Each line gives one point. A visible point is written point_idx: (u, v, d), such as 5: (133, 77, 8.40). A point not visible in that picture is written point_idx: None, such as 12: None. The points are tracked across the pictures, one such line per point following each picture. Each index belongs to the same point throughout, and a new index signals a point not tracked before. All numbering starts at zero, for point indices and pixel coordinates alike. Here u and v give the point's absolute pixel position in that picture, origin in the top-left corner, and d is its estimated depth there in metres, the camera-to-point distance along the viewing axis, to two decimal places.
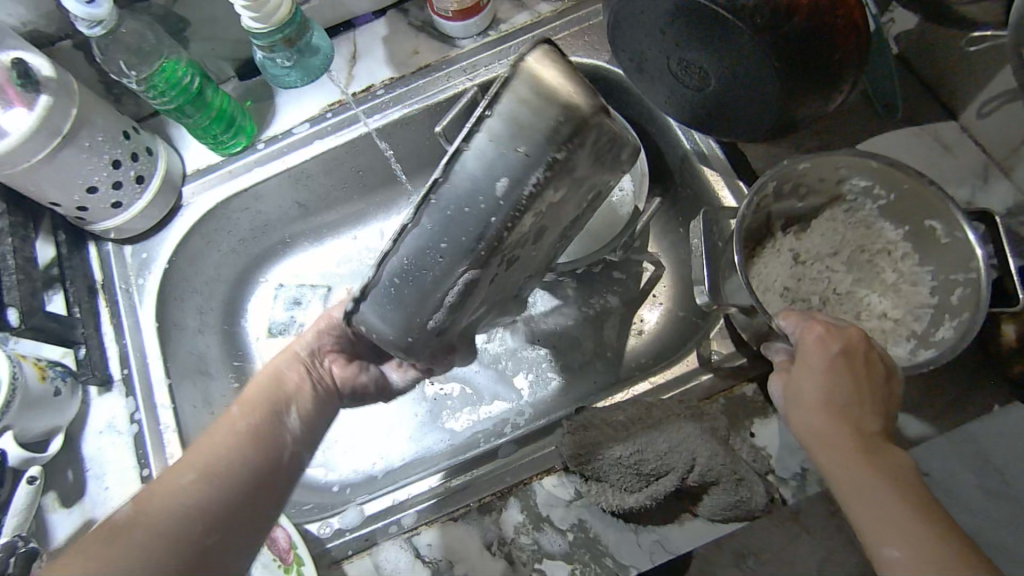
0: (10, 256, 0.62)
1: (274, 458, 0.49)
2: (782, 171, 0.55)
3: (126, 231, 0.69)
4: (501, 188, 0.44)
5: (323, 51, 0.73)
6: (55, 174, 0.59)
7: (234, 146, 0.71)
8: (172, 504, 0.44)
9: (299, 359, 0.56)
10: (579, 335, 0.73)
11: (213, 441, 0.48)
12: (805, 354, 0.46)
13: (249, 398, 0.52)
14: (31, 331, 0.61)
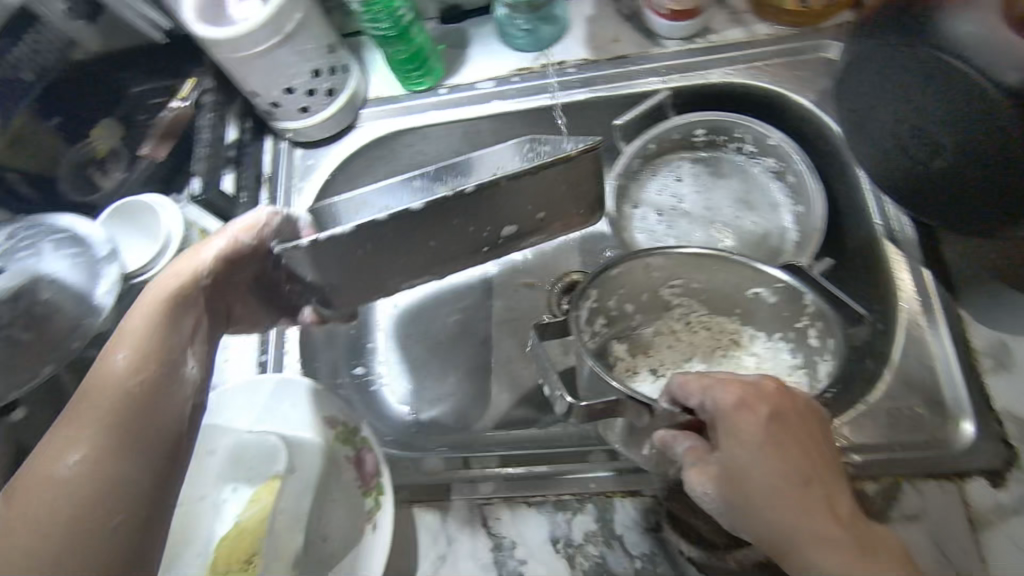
0: (207, 132, 0.67)
1: (174, 411, 0.45)
2: (602, 285, 0.58)
3: (304, 135, 0.72)
4: (501, 228, 0.60)
5: (561, 20, 0.73)
6: (266, 67, 0.63)
7: (420, 85, 0.73)
8: (53, 487, 0.39)
9: (193, 293, 0.49)
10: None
11: (93, 404, 0.42)
12: (744, 431, 0.39)
13: (135, 346, 0.45)
14: (207, 202, 0.64)
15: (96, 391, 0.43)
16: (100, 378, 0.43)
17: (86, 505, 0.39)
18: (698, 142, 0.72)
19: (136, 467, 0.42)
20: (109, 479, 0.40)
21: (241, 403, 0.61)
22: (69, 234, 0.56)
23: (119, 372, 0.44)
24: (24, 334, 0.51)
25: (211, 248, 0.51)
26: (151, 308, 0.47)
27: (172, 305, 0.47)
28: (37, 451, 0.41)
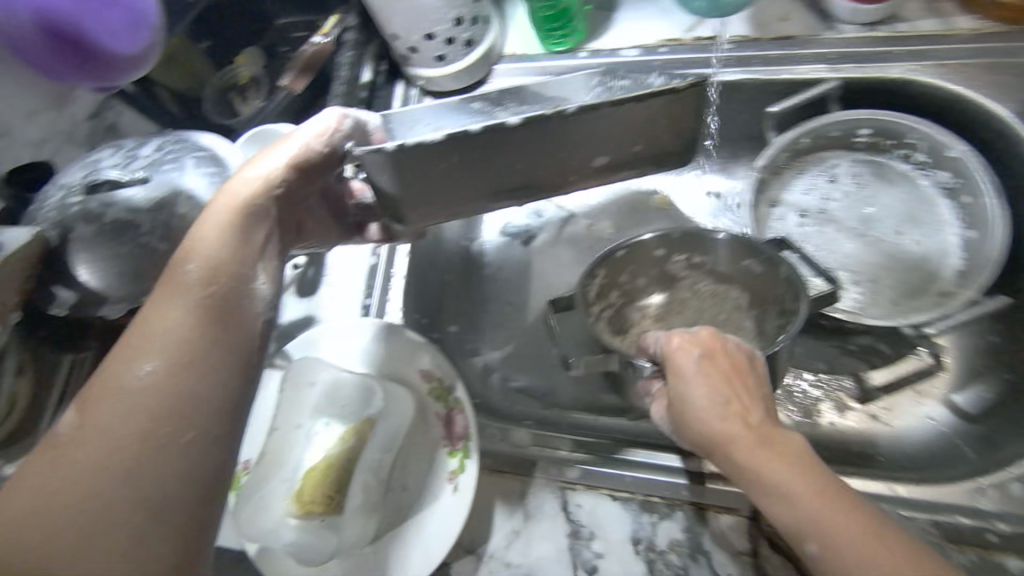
0: (344, 69, 0.67)
1: (247, 326, 0.41)
2: (611, 265, 0.63)
3: (435, 84, 0.70)
4: (597, 159, 0.57)
5: None
6: (411, 10, 0.62)
7: (559, 46, 0.69)
8: (123, 396, 0.35)
9: (262, 202, 0.47)
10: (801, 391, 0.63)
11: (162, 312, 0.39)
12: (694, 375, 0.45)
13: (212, 256, 0.42)
14: None
15: (164, 301, 0.39)
16: (171, 287, 0.40)
17: (164, 417, 0.35)
18: (860, 143, 0.65)
19: (214, 378, 0.38)
20: (186, 390, 0.36)
21: (343, 343, 0.62)
22: (208, 154, 0.57)
23: (189, 281, 0.41)
24: (160, 245, 0.52)
25: (282, 153, 0.49)
26: (223, 215, 0.45)
27: (241, 209, 0.45)
28: (103, 365, 0.37)
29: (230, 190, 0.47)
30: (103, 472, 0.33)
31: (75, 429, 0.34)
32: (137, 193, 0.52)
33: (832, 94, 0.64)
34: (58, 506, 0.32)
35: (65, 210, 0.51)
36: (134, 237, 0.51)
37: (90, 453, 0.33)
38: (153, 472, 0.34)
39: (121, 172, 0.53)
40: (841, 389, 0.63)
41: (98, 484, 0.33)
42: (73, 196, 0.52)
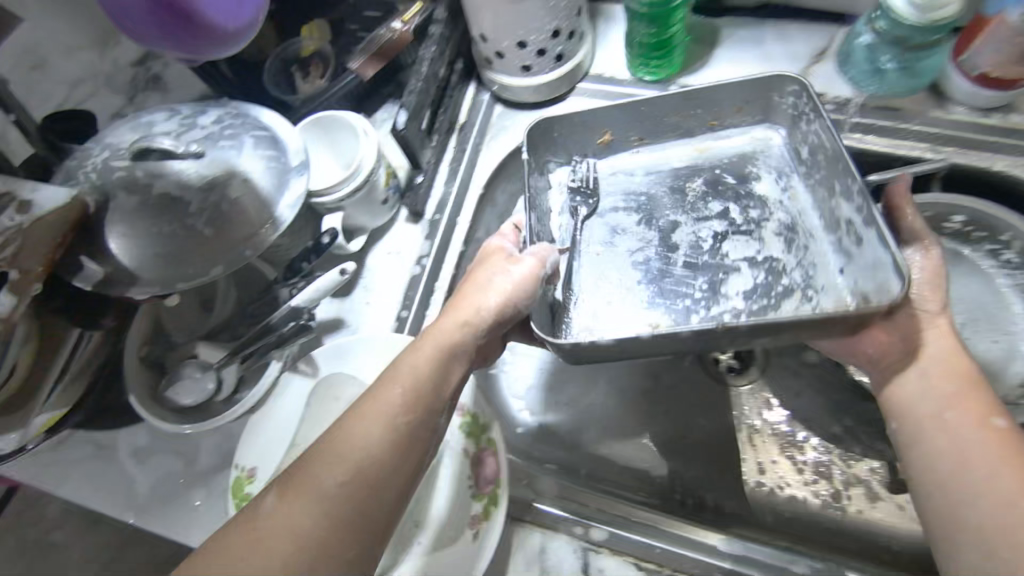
0: (426, 64, 0.61)
1: (424, 460, 0.40)
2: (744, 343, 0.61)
3: (510, 93, 0.66)
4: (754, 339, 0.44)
5: (924, 75, 0.59)
6: (511, 16, 0.56)
7: (650, 75, 0.65)
8: (312, 502, 0.36)
9: (468, 344, 0.44)
10: (840, 476, 0.59)
11: (363, 424, 0.39)
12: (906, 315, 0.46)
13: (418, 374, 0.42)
14: (403, 137, 0.59)
15: (366, 415, 0.39)
16: (377, 404, 0.40)
17: (335, 531, 0.36)
18: (949, 228, 0.62)
19: (387, 505, 0.38)
20: (358, 513, 0.37)
21: (372, 359, 0.55)
22: (268, 133, 0.52)
23: (391, 401, 0.40)
24: (204, 228, 0.47)
25: (495, 291, 0.45)
26: (432, 347, 0.43)
27: (453, 345, 0.44)
28: (303, 460, 0.38)
29: (442, 320, 0.45)
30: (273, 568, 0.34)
31: (268, 519, 0.35)
32: (188, 167, 0.48)
33: (935, 176, 0.60)
34: None
35: (108, 175, 0.47)
36: (178, 217, 0.46)
37: (268, 548, 0.34)
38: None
39: (174, 141, 0.49)
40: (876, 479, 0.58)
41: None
42: (119, 161, 0.48)
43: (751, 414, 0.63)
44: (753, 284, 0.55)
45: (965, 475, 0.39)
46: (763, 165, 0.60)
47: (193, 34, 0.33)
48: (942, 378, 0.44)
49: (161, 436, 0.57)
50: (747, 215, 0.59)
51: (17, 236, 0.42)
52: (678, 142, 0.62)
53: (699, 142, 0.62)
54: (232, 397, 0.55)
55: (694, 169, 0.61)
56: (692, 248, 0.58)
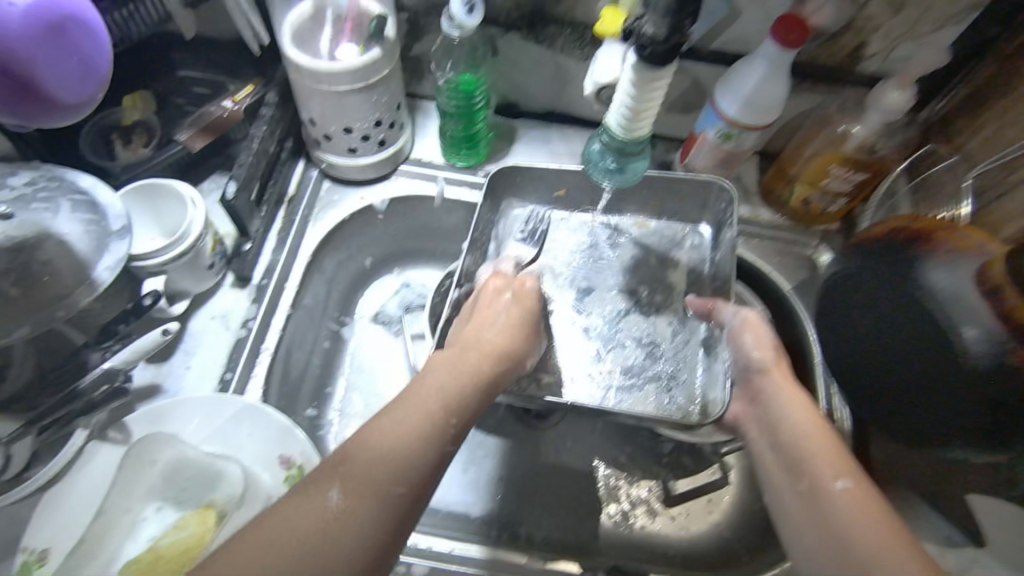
0: (257, 141, 0.66)
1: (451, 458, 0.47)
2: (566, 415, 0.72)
3: (338, 171, 0.73)
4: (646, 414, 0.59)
5: (624, 176, 0.64)
6: (337, 105, 0.64)
7: (461, 162, 0.76)
8: (385, 484, 0.42)
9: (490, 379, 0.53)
10: (631, 498, 0.70)
11: (411, 437, 0.45)
12: (770, 379, 0.56)
13: (459, 396, 0.50)
14: (231, 207, 0.62)
15: (413, 425, 0.46)
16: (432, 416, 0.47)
17: (395, 513, 0.42)
18: None
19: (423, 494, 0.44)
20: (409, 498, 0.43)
21: (191, 419, 0.55)
22: (86, 198, 0.52)
23: (442, 421, 0.47)
24: (12, 289, 0.47)
25: (495, 334, 0.57)
26: (465, 380, 0.51)
27: (483, 375, 0.53)
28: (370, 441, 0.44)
29: (479, 350, 0.55)
30: (321, 543, 0.39)
31: (347, 499, 0.41)
32: None
33: None
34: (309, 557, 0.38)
35: None
36: None
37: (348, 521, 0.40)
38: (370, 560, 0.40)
39: None
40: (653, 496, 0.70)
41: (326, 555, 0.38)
42: None
43: (552, 451, 0.72)
44: (632, 362, 0.68)
45: (828, 534, 0.45)
46: (679, 253, 0.74)
47: (34, 102, 0.36)
48: (800, 443, 0.50)
49: None
50: (651, 298, 0.72)
51: None
52: (625, 219, 0.76)
53: (644, 219, 0.76)
54: (22, 474, 0.51)
55: (632, 243, 0.75)
56: (606, 310, 0.71)
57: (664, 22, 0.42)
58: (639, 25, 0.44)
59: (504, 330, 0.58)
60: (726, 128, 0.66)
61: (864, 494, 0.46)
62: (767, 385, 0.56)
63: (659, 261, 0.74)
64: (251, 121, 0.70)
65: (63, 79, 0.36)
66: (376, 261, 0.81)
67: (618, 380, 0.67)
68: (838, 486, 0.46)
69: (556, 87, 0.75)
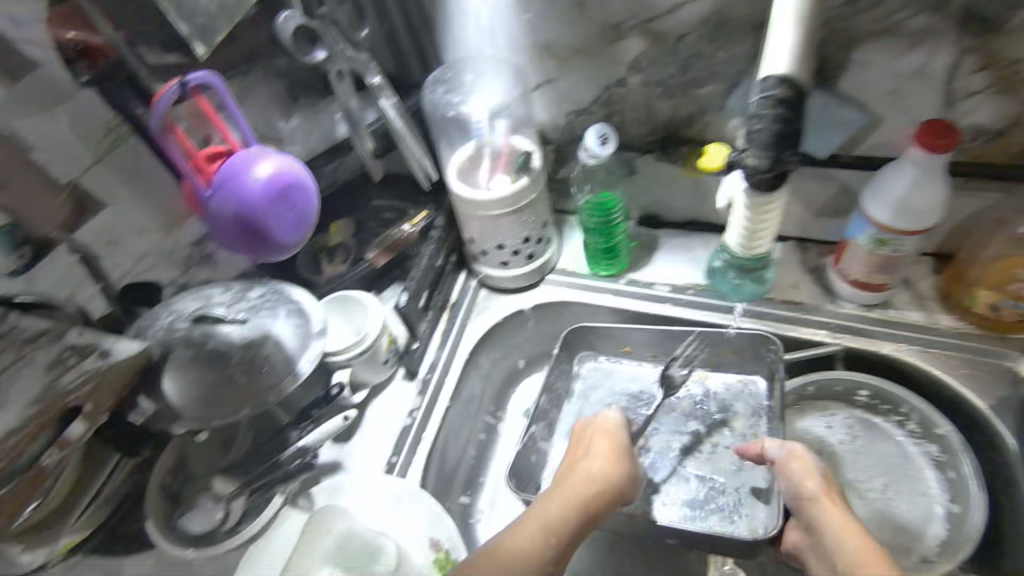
0: (427, 258, 0.78)
1: (567, 540, 0.52)
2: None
3: (493, 280, 0.83)
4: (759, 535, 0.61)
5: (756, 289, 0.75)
6: (492, 227, 0.74)
7: (604, 271, 0.81)
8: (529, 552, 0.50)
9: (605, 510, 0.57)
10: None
11: (523, 556, 0.49)
12: (814, 506, 0.57)
13: (575, 497, 0.56)
14: (404, 313, 0.74)
15: (527, 540, 0.51)
16: (555, 515, 0.53)
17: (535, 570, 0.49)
18: (859, 402, 0.73)
19: (556, 557, 0.51)
20: (547, 559, 0.50)
21: (360, 497, 0.64)
22: (296, 305, 0.67)
23: (540, 539, 0.51)
24: (240, 378, 0.59)
25: (594, 461, 0.60)
26: (569, 501, 0.55)
27: (580, 505, 0.55)
28: (516, 528, 0.52)
29: (587, 467, 0.59)
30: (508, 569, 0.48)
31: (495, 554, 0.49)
32: (234, 331, 0.62)
33: (835, 356, 0.73)
34: None
35: (170, 334, 0.61)
36: (222, 368, 0.59)
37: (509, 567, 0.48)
38: None
39: (226, 311, 0.63)
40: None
41: None
42: (181, 322, 0.62)
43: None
44: (694, 496, 0.68)
45: None
46: (741, 401, 0.74)
47: (261, 245, 0.49)
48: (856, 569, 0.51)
49: (164, 563, 0.63)
50: (712, 442, 0.72)
51: (95, 379, 0.54)
52: (682, 372, 0.78)
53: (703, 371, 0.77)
54: (235, 527, 0.63)
55: (690, 392, 0.76)
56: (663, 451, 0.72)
57: (764, 149, 0.48)
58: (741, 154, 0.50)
59: (603, 459, 0.60)
60: (878, 233, 0.63)
61: None
62: (814, 510, 0.57)
63: (719, 412, 0.74)
64: (424, 241, 0.83)
65: (281, 226, 0.49)
66: (527, 361, 0.88)
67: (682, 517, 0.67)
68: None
69: (694, 199, 0.79)
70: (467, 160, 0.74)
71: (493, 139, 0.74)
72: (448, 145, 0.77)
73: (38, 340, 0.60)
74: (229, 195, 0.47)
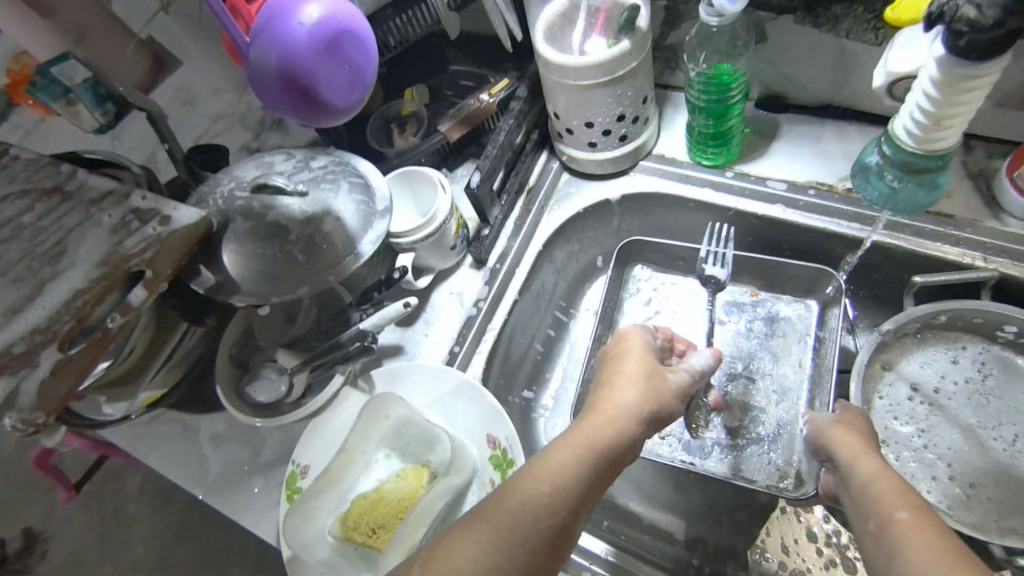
0: (504, 133, 0.69)
1: (583, 488, 0.44)
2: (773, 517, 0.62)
3: (578, 163, 0.73)
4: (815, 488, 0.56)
5: (917, 201, 0.59)
6: (580, 100, 0.63)
7: (708, 160, 0.69)
8: (527, 506, 0.43)
9: (625, 446, 0.47)
10: (829, 541, 0.60)
11: (520, 511, 0.42)
12: (836, 439, 0.52)
13: (581, 433, 0.47)
14: (475, 195, 0.67)
15: (524, 496, 0.43)
16: (557, 457, 0.45)
17: (537, 522, 0.42)
18: (1001, 339, 0.60)
19: (567, 506, 0.43)
20: (549, 506, 0.43)
21: (417, 385, 0.62)
22: (361, 180, 0.61)
23: (530, 490, 0.43)
24: (299, 255, 0.56)
25: (631, 393, 0.51)
26: (580, 440, 0.47)
27: (594, 446, 0.46)
28: (515, 478, 0.45)
29: (610, 402, 0.50)
30: (503, 533, 0.41)
31: (486, 511, 0.43)
32: (294, 204, 0.58)
33: (985, 284, 0.59)
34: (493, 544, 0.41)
35: (230, 203, 0.58)
36: (280, 243, 0.56)
37: (507, 522, 0.42)
38: (537, 544, 0.42)
39: (286, 181, 0.59)
40: (842, 553, 0.59)
41: (507, 543, 0.41)
42: (241, 191, 0.59)
43: (768, 526, 0.62)
44: (740, 423, 0.65)
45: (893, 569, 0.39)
46: (794, 325, 0.69)
47: (310, 109, 0.43)
48: (864, 491, 0.45)
49: (236, 426, 0.65)
50: (758, 366, 0.68)
51: (156, 244, 0.51)
52: (735, 290, 0.73)
53: (755, 290, 0.72)
54: (299, 401, 0.62)
55: (741, 310, 0.71)
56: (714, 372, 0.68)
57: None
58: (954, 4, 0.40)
59: (640, 392, 0.51)
60: None
61: (919, 526, 0.39)
62: (834, 443, 0.51)
63: (765, 333, 0.69)
64: (503, 114, 0.73)
65: (333, 87, 0.43)
66: (606, 260, 0.80)
67: (731, 450, 0.63)
68: (898, 517, 0.41)
69: (836, 77, 0.64)
70: (560, 17, 0.62)
71: None
72: None
73: (105, 200, 0.55)
74: (272, 44, 0.40)
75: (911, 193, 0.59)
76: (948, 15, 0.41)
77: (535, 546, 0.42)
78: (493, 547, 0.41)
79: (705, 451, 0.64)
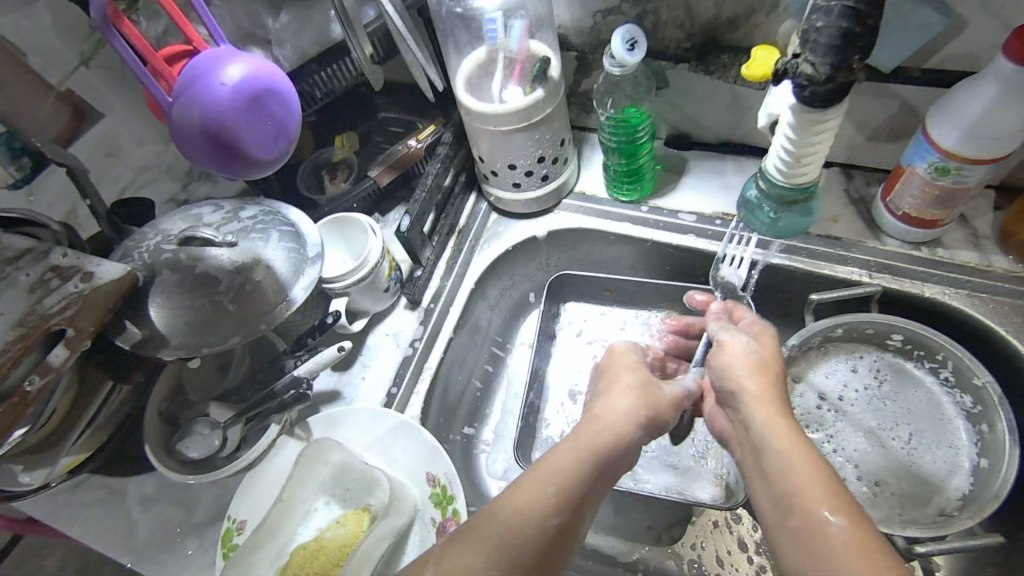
0: (431, 178, 0.72)
1: (587, 487, 0.47)
2: (707, 531, 0.65)
3: (504, 204, 0.77)
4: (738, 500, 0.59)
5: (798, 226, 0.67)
6: (502, 143, 0.67)
7: (624, 195, 0.74)
8: (535, 505, 0.44)
9: (624, 447, 0.50)
10: (758, 548, 0.63)
11: (527, 510, 0.44)
12: (759, 405, 0.48)
13: (585, 437, 0.50)
14: (405, 238, 0.69)
15: (532, 496, 0.45)
16: (563, 458, 0.47)
17: (544, 520, 0.44)
18: (891, 347, 0.66)
19: (573, 506, 0.45)
20: (557, 504, 0.45)
21: (355, 428, 0.62)
22: (292, 229, 0.62)
23: (539, 491, 0.45)
24: (229, 305, 0.56)
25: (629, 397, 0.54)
26: (584, 444, 0.49)
27: (595, 450, 0.49)
28: (521, 479, 0.46)
29: (607, 409, 0.53)
30: (510, 531, 0.43)
31: (494, 511, 0.44)
32: (222, 255, 0.58)
33: (872, 298, 0.65)
34: (501, 541, 0.42)
35: (156, 256, 0.57)
36: (209, 294, 0.56)
37: (514, 521, 0.43)
38: (543, 542, 0.43)
39: (214, 232, 0.60)
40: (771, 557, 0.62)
41: (515, 540, 0.42)
42: (168, 244, 0.59)
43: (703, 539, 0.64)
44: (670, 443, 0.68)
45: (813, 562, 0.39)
46: None
47: (234, 162, 0.44)
48: (788, 472, 0.42)
49: (167, 485, 0.63)
50: None
51: (78, 301, 0.51)
52: (657, 314, 0.77)
53: (676, 314, 0.77)
54: (233, 455, 0.61)
55: (664, 333, 0.76)
56: None
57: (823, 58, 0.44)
58: (795, 62, 0.46)
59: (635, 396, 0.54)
60: (941, 160, 0.55)
61: (847, 519, 0.39)
62: (743, 401, 0.50)
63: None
64: (430, 159, 0.76)
65: (259, 142, 0.45)
66: (538, 295, 0.83)
67: (663, 468, 0.67)
68: (829, 523, 0.39)
69: (732, 118, 0.71)
70: (477, 68, 0.66)
71: (508, 43, 0.64)
72: (457, 49, 0.70)
73: (22, 260, 0.54)
74: (193, 102, 0.42)
75: (787, 223, 0.67)
76: (790, 71, 0.47)
77: (541, 543, 0.43)
78: (502, 545, 0.42)
79: (638, 472, 0.67)
